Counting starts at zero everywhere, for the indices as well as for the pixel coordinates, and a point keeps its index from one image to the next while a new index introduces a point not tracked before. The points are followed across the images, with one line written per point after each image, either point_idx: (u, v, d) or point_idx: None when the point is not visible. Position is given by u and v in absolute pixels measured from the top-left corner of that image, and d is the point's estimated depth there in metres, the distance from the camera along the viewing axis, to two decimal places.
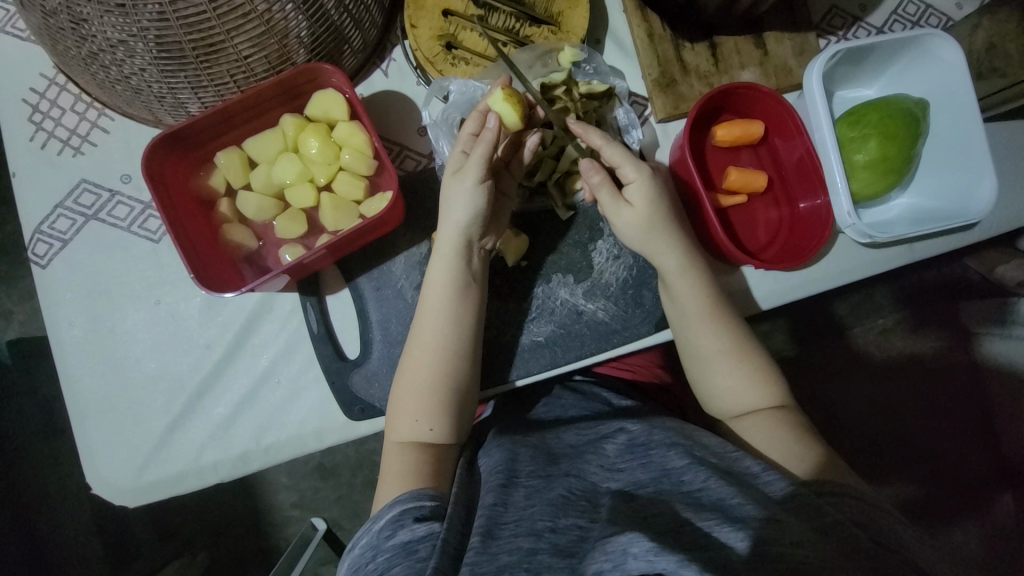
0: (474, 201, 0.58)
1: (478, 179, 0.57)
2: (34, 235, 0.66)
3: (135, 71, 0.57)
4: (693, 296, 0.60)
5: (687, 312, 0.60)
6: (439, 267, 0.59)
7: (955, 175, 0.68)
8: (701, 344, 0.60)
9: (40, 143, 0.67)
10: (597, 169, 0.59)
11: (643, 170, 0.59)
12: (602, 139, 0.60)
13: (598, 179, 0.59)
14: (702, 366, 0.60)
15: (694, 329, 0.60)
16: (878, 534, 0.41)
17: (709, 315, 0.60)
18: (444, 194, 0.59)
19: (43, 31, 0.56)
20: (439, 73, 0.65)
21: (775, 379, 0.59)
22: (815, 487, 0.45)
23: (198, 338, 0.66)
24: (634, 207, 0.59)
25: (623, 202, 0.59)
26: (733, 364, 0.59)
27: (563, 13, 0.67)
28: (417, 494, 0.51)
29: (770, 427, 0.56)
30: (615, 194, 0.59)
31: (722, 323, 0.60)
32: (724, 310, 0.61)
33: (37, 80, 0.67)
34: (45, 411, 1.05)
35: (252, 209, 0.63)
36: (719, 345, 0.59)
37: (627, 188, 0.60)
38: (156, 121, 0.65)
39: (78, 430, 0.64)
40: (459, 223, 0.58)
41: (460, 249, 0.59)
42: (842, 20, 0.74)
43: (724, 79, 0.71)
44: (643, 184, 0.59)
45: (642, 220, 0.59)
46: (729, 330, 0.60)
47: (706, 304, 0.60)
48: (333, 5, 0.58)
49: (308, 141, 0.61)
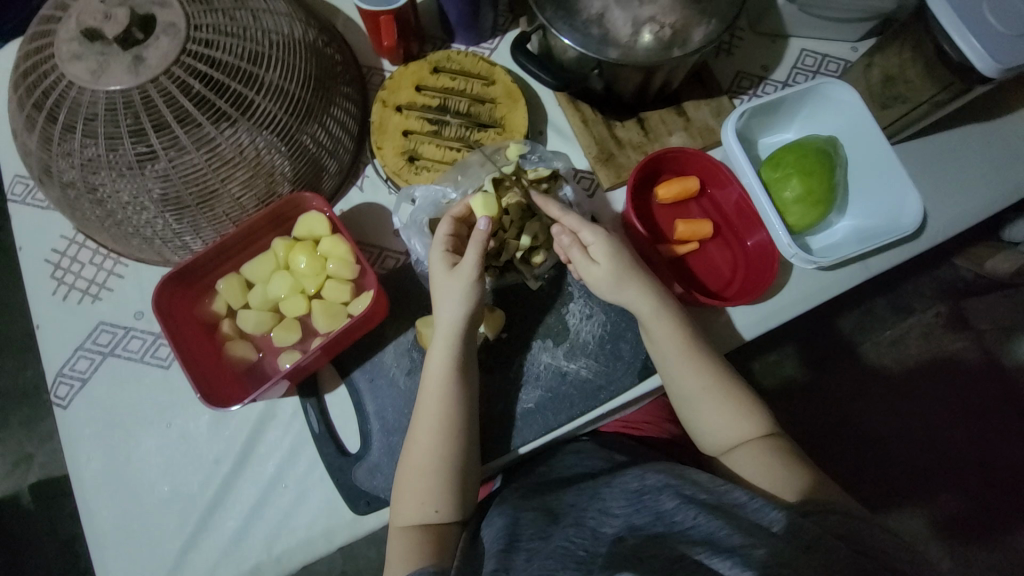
0: (465, 296, 0.63)
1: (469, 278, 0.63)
2: (56, 378, 0.72)
3: (146, 223, 0.66)
4: (669, 335, 0.62)
5: (661, 346, 0.63)
6: (438, 359, 0.63)
7: (884, 195, 0.75)
8: (686, 385, 0.62)
9: (62, 295, 0.75)
10: (565, 233, 0.65)
11: (599, 233, 0.64)
12: (561, 210, 0.67)
13: (569, 242, 0.64)
14: (689, 405, 0.62)
15: (678, 369, 0.62)
16: (865, 543, 0.43)
17: (686, 352, 0.62)
18: (438, 292, 0.64)
19: (66, 202, 0.66)
20: (406, 182, 0.75)
21: (758, 409, 0.61)
22: (802, 509, 0.46)
23: (208, 454, 0.69)
24: (601, 266, 0.63)
25: (591, 261, 0.64)
26: (719, 402, 0.61)
27: (505, 117, 0.78)
28: (419, 572, 0.53)
29: (760, 458, 0.58)
30: (584, 255, 0.64)
31: (700, 359, 0.62)
32: (702, 349, 0.63)
33: (59, 241, 0.77)
34: (62, 554, 1.04)
35: (251, 324, 0.70)
36: (703, 383, 0.61)
37: (588, 249, 0.64)
38: (163, 261, 0.74)
39: (96, 564, 0.66)
40: (455, 317, 0.63)
41: (455, 339, 0.63)
42: (749, 81, 0.85)
43: (657, 146, 0.80)
44: (603, 244, 0.64)
45: (606, 278, 0.63)
46: (710, 371, 0.62)
47: (684, 347, 0.62)
48: (310, 142, 0.69)
49: (297, 258, 0.69)
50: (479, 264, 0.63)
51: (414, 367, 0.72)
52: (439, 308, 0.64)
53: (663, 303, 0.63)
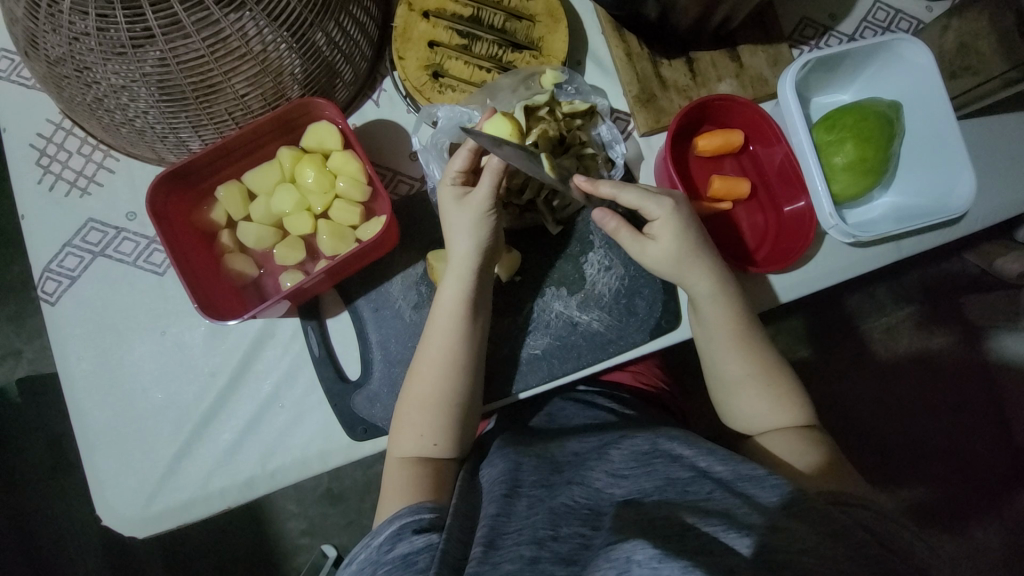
0: (479, 229, 0.60)
1: (483, 211, 0.59)
2: (43, 273, 0.68)
3: (138, 114, 0.60)
4: (719, 318, 0.61)
5: (710, 327, 0.62)
6: (449, 294, 0.61)
7: (935, 174, 0.70)
8: (728, 370, 0.61)
9: (48, 185, 0.70)
10: (613, 218, 0.60)
11: (665, 207, 0.60)
12: (613, 188, 0.59)
13: (616, 226, 0.61)
14: (727, 390, 0.61)
15: (722, 352, 0.61)
16: (890, 540, 0.42)
17: (734, 337, 0.61)
18: (450, 227, 0.61)
19: (49, 80, 0.59)
20: (427, 101, 0.68)
21: (801, 402, 0.60)
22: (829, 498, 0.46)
23: (204, 366, 0.67)
24: (658, 242, 0.61)
25: (646, 238, 0.61)
26: (760, 389, 0.59)
27: (543, 39, 0.70)
28: (417, 507, 0.52)
29: (794, 446, 0.56)
30: (636, 235, 0.61)
31: (750, 348, 0.60)
32: (754, 337, 0.61)
33: (44, 125, 0.71)
34: (53, 448, 1.06)
35: (252, 238, 0.65)
36: (747, 370, 0.60)
37: (651, 225, 0.61)
38: (158, 159, 0.68)
39: (87, 462, 0.65)
40: (469, 250, 0.60)
41: (471, 272, 0.61)
42: (813, 30, 0.77)
43: (703, 92, 0.74)
44: (669, 221, 0.60)
45: (668, 258, 0.60)
46: (759, 361, 0.60)
47: (734, 334, 0.61)
48: (323, 42, 0.61)
49: (304, 171, 0.64)
50: (492, 196, 0.59)
51: (421, 301, 0.69)
52: (454, 241, 0.61)
53: (722, 288, 0.61)
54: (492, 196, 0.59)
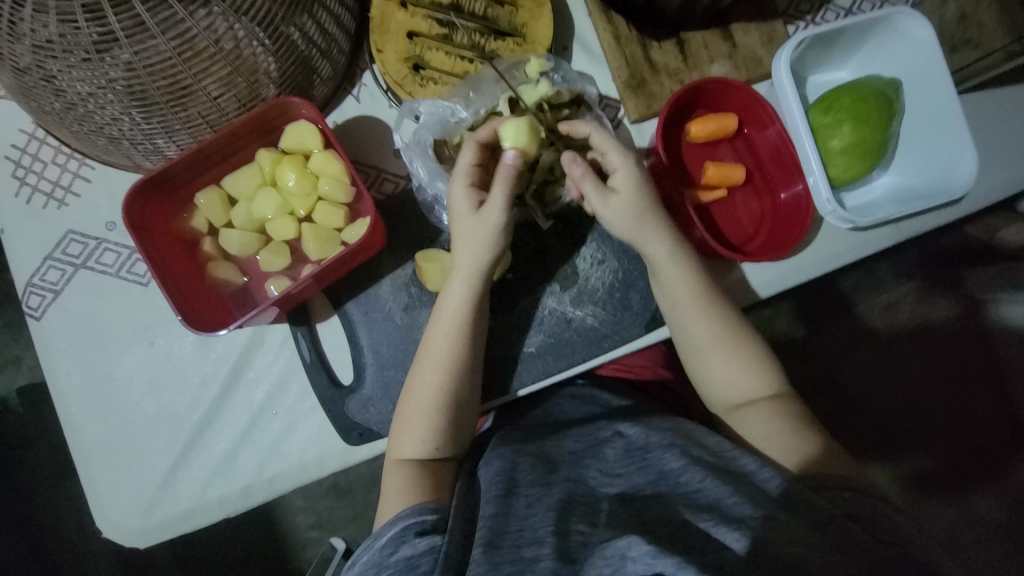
0: (492, 235, 0.58)
1: (499, 217, 0.57)
2: (26, 288, 0.67)
3: (111, 121, 0.58)
4: (682, 285, 0.60)
5: (675, 292, 0.60)
6: (454, 298, 0.59)
7: (935, 153, 0.68)
8: (696, 335, 0.59)
9: (24, 197, 0.68)
10: (578, 162, 0.58)
11: (629, 159, 0.60)
12: (583, 131, 0.59)
13: (580, 172, 0.58)
14: (698, 356, 0.60)
15: (687, 318, 0.60)
16: (876, 526, 0.42)
17: (699, 303, 0.59)
18: (462, 229, 0.59)
19: (15, 90, 0.57)
20: (409, 95, 0.66)
21: (771, 366, 0.59)
22: (815, 481, 0.47)
23: (195, 376, 0.67)
24: (621, 195, 0.59)
25: (610, 192, 0.59)
26: (729, 354, 0.58)
27: (527, 25, 0.67)
28: (419, 509, 0.52)
29: (768, 416, 0.56)
30: (600, 188, 0.59)
31: (716, 311, 0.59)
32: (717, 298, 0.60)
33: (16, 136, 0.68)
34: (58, 453, 1.06)
35: (236, 246, 0.64)
36: (713, 334, 0.59)
37: (613, 177, 0.60)
38: (136, 166, 0.66)
39: (85, 475, 0.65)
40: (481, 257, 0.58)
41: (480, 278, 0.59)
42: (809, 4, 0.74)
43: (695, 74, 0.71)
44: (630, 171, 0.59)
45: (629, 209, 0.59)
46: (723, 320, 0.59)
47: (700, 296, 0.59)
48: (298, 37, 0.59)
49: (285, 174, 0.62)
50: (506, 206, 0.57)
51: (413, 302, 0.68)
52: (458, 249, 0.59)
53: (684, 266, 0.60)
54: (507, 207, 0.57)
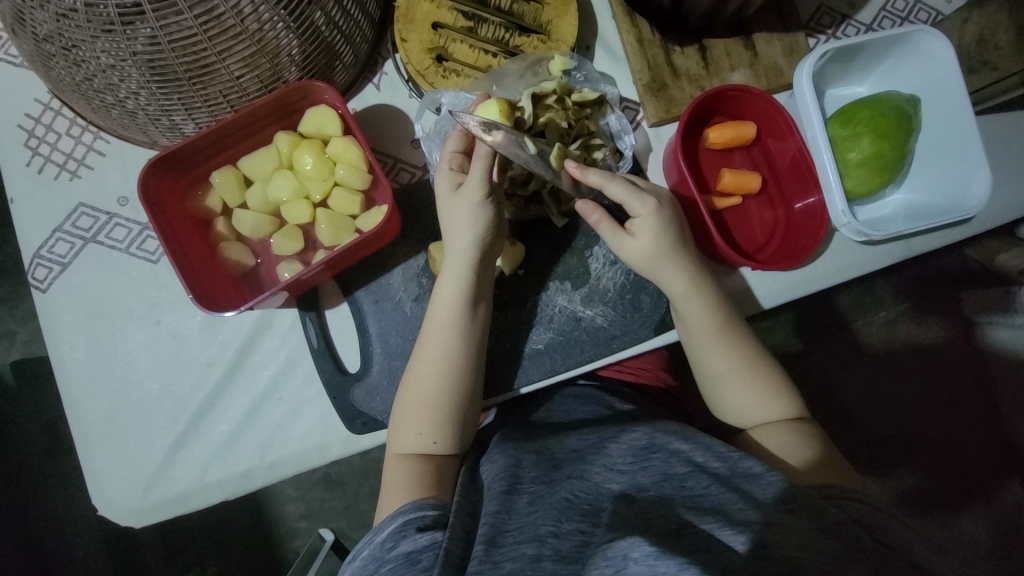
0: (478, 219, 0.58)
1: (481, 200, 0.58)
2: (33, 259, 0.66)
3: (129, 95, 0.57)
4: (701, 316, 0.60)
5: (693, 324, 0.61)
6: (448, 290, 0.59)
7: (949, 171, 0.68)
8: (712, 363, 0.60)
9: (36, 168, 0.67)
10: (595, 209, 0.59)
11: (649, 205, 0.59)
12: (601, 179, 0.58)
13: (598, 218, 0.59)
14: (712, 383, 0.60)
15: (707, 349, 0.60)
16: (884, 534, 0.42)
17: (718, 332, 0.60)
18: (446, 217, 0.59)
19: (35, 58, 0.56)
20: (431, 86, 0.66)
21: (788, 393, 0.59)
22: (822, 491, 0.46)
23: (200, 356, 0.66)
24: (636, 239, 0.60)
25: (625, 234, 0.60)
26: (747, 384, 0.59)
27: (552, 22, 0.67)
28: (420, 504, 0.51)
29: (784, 436, 0.56)
30: (616, 229, 0.60)
31: (732, 338, 0.60)
32: (735, 329, 0.60)
33: (31, 105, 0.68)
34: (50, 430, 1.05)
35: (249, 226, 0.63)
36: (732, 364, 0.59)
37: (632, 222, 0.60)
38: (151, 142, 0.66)
39: (82, 452, 0.64)
40: (467, 246, 0.59)
41: (470, 268, 0.59)
42: (830, 18, 0.74)
43: (715, 81, 0.71)
44: (651, 218, 0.59)
45: (644, 255, 0.60)
46: (741, 351, 0.59)
47: (717, 328, 0.60)
48: (323, 22, 0.59)
49: (303, 157, 0.62)
50: (486, 185, 0.57)
51: (423, 293, 0.68)
52: (451, 238, 0.59)
53: (698, 283, 0.60)
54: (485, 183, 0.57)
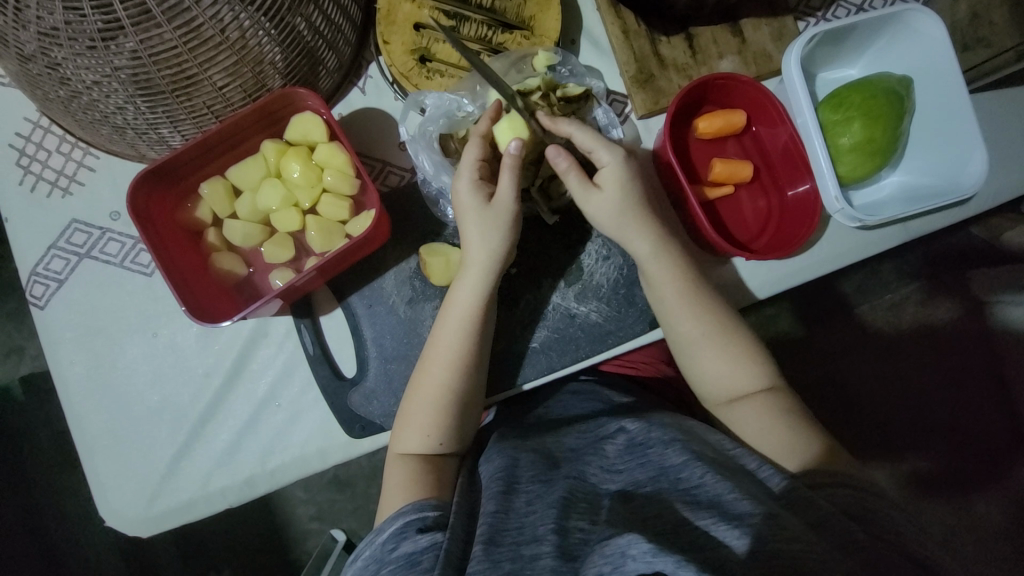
0: (503, 228, 0.58)
1: (510, 209, 0.58)
2: (30, 277, 0.67)
3: (115, 110, 0.57)
4: (671, 279, 0.59)
5: (663, 288, 0.60)
6: (468, 292, 0.59)
7: (945, 152, 0.67)
8: (682, 329, 0.59)
9: (29, 186, 0.68)
10: (564, 156, 0.58)
11: (616, 153, 0.59)
12: (571, 128, 0.59)
13: (566, 165, 0.58)
14: (686, 350, 0.60)
15: (678, 315, 0.59)
16: (875, 525, 0.41)
17: (689, 296, 0.59)
18: (468, 222, 0.58)
19: (20, 77, 0.57)
20: (415, 88, 0.66)
21: (761, 359, 0.59)
22: (811, 479, 0.47)
23: (198, 367, 0.67)
24: (604, 191, 0.59)
25: (592, 186, 0.59)
26: (720, 351, 0.58)
27: (535, 18, 0.67)
28: (420, 505, 0.52)
29: (761, 412, 0.56)
30: (584, 181, 0.59)
31: (704, 305, 0.59)
32: (705, 293, 0.60)
33: (21, 124, 0.68)
34: (60, 443, 1.07)
35: (240, 236, 0.63)
36: (706, 331, 0.59)
37: (599, 173, 0.59)
38: (140, 156, 0.66)
39: (87, 465, 0.65)
40: (492, 250, 0.58)
41: (490, 271, 0.59)
42: (820, 0, 0.73)
43: (704, 70, 0.70)
44: (617, 168, 0.59)
45: (611, 210, 0.59)
46: (713, 318, 0.59)
47: (689, 293, 0.59)
48: (305, 28, 0.58)
49: (290, 165, 0.62)
50: (516, 194, 0.57)
51: (416, 296, 0.68)
52: (469, 241, 0.59)
53: (694, 279, 0.60)
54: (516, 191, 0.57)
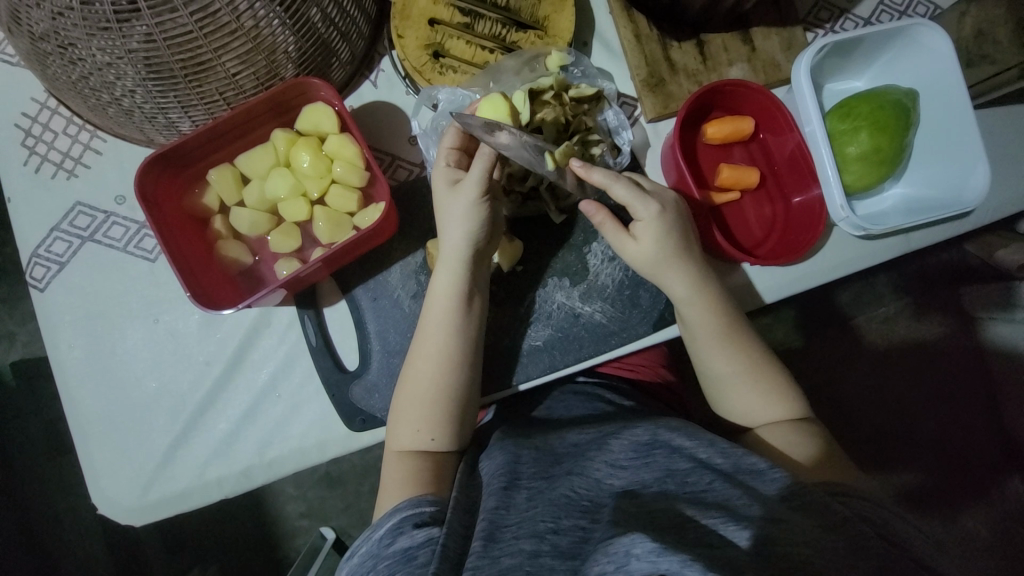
0: (473, 217, 0.58)
1: (477, 199, 0.57)
2: (30, 259, 0.66)
3: (125, 93, 0.57)
4: (706, 320, 0.60)
5: (695, 327, 0.60)
6: (441, 288, 0.59)
7: (948, 165, 0.68)
8: (716, 368, 0.60)
9: (33, 167, 0.67)
10: (599, 210, 0.59)
11: (651, 209, 0.59)
12: (605, 179, 0.58)
13: (601, 219, 0.60)
14: (717, 386, 0.60)
15: (710, 351, 0.60)
16: (886, 528, 0.42)
17: (721, 336, 0.59)
18: (443, 215, 0.59)
19: (31, 56, 0.56)
20: (428, 83, 0.66)
21: (791, 392, 0.59)
22: (826, 487, 0.45)
23: (198, 354, 0.66)
24: (640, 242, 0.60)
25: (627, 236, 0.60)
26: (750, 385, 0.58)
27: (549, 18, 0.67)
28: (417, 501, 0.51)
29: (788, 432, 0.56)
30: (618, 230, 0.60)
31: (736, 344, 0.59)
32: (739, 334, 0.60)
33: (28, 104, 0.68)
34: (49, 430, 1.05)
35: (246, 224, 0.63)
36: (736, 368, 0.59)
37: (634, 225, 0.60)
38: (148, 140, 0.66)
39: (81, 450, 0.64)
40: (460, 245, 0.59)
41: (460, 264, 0.59)
42: (828, 13, 0.74)
43: (713, 76, 0.71)
44: (653, 221, 0.59)
45: (648, 257, 0.60)
46: (746, 355, 0.59)
47: (722, 334, 0.59)
48: (319, 18, 0.58)
49: (300, 155, 0.62)
50: (483, 183, 0.57)
51: (421, 290, 0.67)
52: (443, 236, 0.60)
53: (705, 284, 0.60)
54: (483, 184, 0.57)
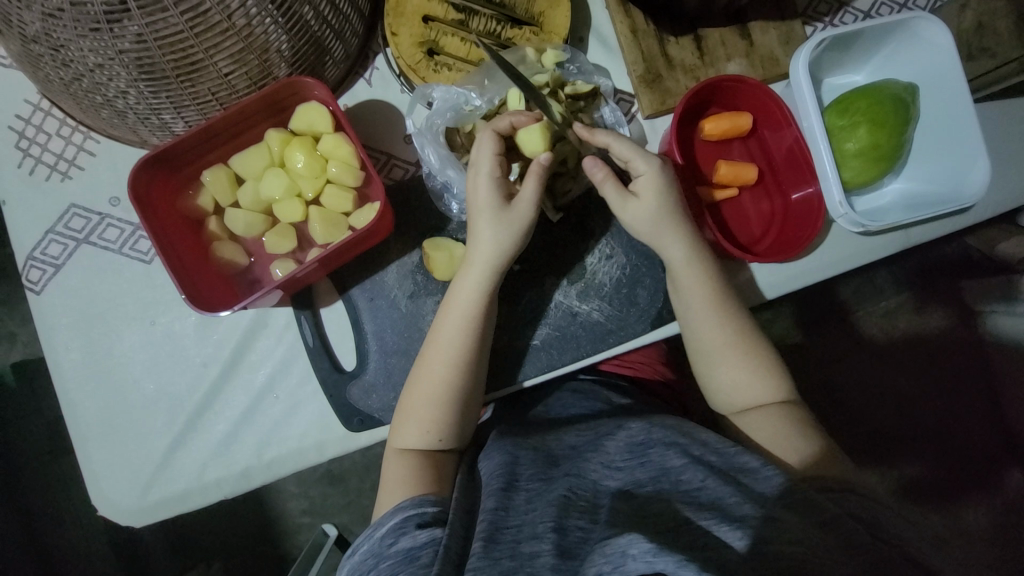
0: (511, 232, 0.58)
1: (526, 221, 0.58)
2: (26, 261, 0.66)
3: (118, 94, 0.57)
4: (698, 287, 0.60)
5: (689, 298, 0.60)
6: (467, 290, 0.59)
7: (949, 160, 0.67)
8: (705, 339, 0.59)
9: (27, 169, 0.67)
10: (601, 167, 0.59)
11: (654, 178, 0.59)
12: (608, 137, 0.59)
13: (603, 177, 0.59)
14: (705, 359, 0.60)
15: (700, 322, 0.60)
16: (880, 527, 0.42)
17: (713, 305, 0.59)
18: (481, 222, 0.58)
19: (22, 58, 0.56)
20: (422, 80, 0.65)
21: (779, 374, 0.59)
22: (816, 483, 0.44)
23: (195, 356, 0.66)
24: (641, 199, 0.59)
25: (630, 194, 0.59)
26: (739, 362, 0.58)
27: (544, 14, 0.67)
28: (419, 501, 0.51)
29: (770, 423, 0.56)
30: (620, 190, 0.59)
31: (730, 317, 0.59)
32: (730, 305, 0.60)
33: (21, 106, 0.67)
34: (49, 430, 1.05)
35: (241, 225, 0.63)
36: (725, 337, 0.59)
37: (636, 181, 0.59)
38: (142, 142, 0.65)
39: (80, 453, 0.65)
40: (495, 254, 0.58)
41: (492, 274, 0.59)
42: (827, 6, 0.73)
43: (711, 71, 0.70)
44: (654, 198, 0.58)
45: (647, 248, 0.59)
46: (735, 327, 0.59)
47: (712, 299, 0.59)
48: (312, 16, 0.58)
49: (293, 155, 0.61)
50: (536, 202, 0.58)
51: (417, 290, 0.67)
52: (477, 239, 0.58)
53: (701, 278, 0.59)
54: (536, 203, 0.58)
